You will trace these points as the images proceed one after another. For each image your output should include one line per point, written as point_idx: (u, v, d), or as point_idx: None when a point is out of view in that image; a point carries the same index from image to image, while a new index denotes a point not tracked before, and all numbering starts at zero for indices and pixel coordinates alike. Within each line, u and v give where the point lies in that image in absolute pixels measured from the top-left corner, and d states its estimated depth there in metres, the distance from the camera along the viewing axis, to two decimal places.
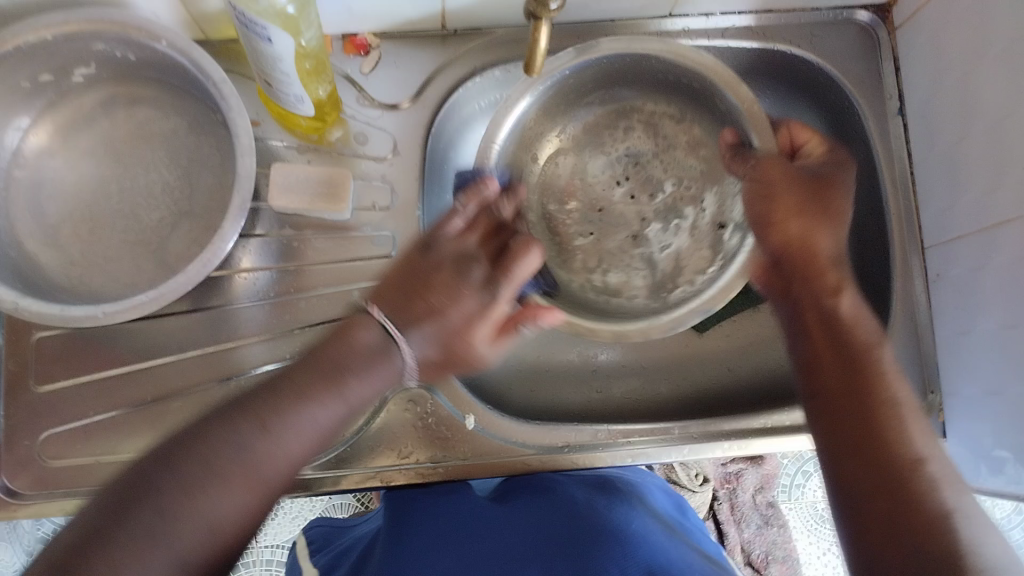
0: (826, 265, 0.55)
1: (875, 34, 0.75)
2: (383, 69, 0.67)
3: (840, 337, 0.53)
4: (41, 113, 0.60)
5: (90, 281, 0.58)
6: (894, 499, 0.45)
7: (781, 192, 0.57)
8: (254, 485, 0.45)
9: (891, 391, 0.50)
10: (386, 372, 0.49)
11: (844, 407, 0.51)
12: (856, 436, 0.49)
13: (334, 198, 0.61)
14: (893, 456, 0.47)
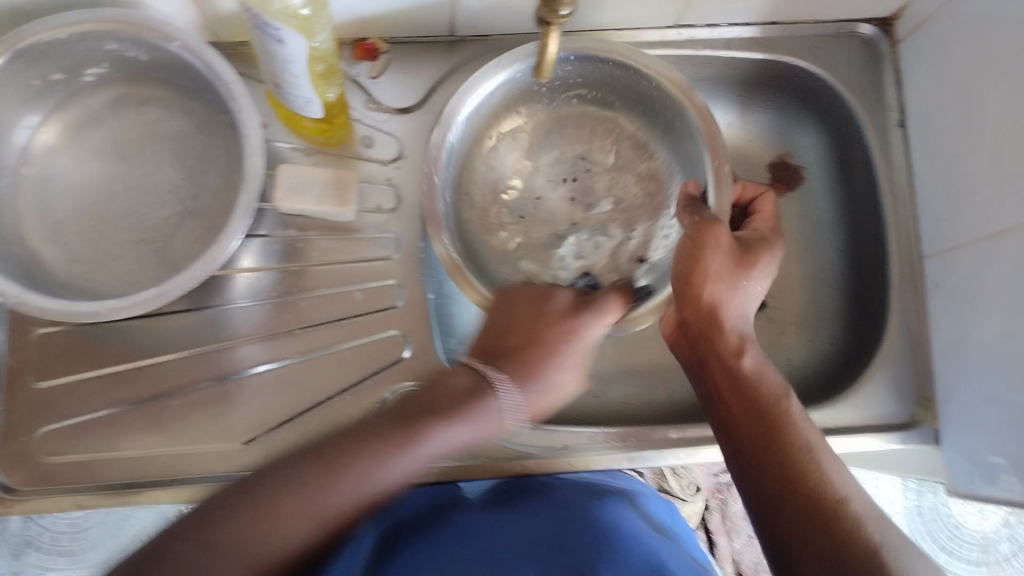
0: (731, 324, 0.57)
1: (877, 48, 0.76)
2: (390, 74, 0.68)
3: (739, 390, 0.53)
4: (50, 112, 0.60)
5: (95, 278, 0.59)
6: (833, 536, 0.46)
7: (710, 249, 0.57)
8: (314, 518, 0.46)
9: (816, 445, 0.51)
10: (486, 412, 0.52)
11: (762, 453, 0.51)
12: (781, 488, 0.49)
13: (339, 200, 0.61)
14: (826, 501, 0.48)
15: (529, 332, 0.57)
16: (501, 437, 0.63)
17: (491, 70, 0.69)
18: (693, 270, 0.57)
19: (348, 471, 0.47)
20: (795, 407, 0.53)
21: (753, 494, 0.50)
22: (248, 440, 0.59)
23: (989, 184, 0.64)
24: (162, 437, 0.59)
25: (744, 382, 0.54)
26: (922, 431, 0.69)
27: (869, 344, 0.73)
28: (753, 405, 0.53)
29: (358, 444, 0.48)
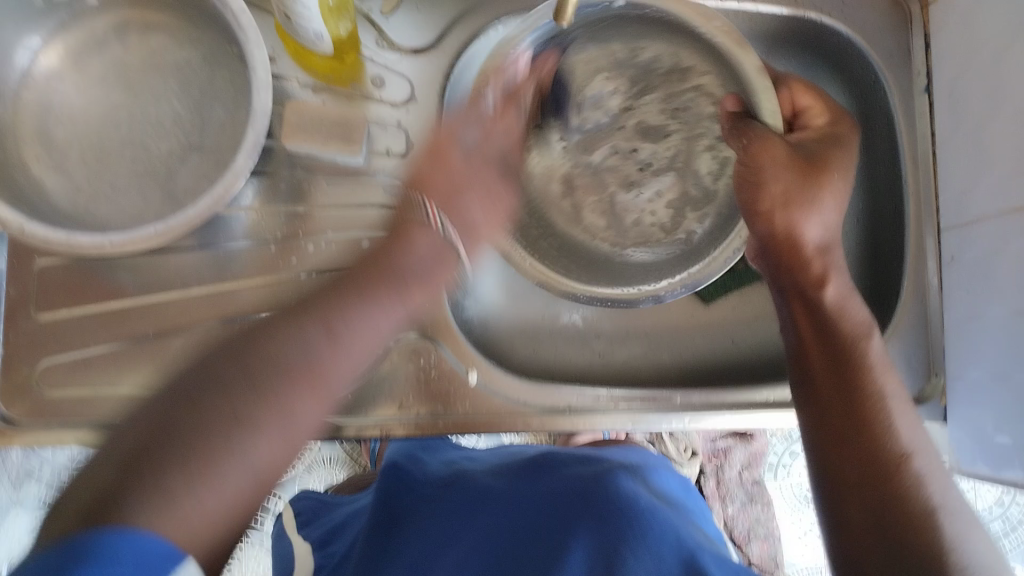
0: (811, 251, 0.55)
1: (906, 8, 0.74)
2: (405, 11, 0.65)
3: (827, 328, 0.53)
4: (52, 34, 0.58)
5: (96, 210, 0.57)
6: (880, 491, 0.48)
7: (772, 166, 0.54)
8: (321, 395, 0.47)
9: (882, 392, 0.51)
10: (429, 243, 0.57)
11: (835, 402, 0.51)
12: (855, 450, 0.50)
13: (348, 142, 0.59)
14: (883, 454, 0.49)
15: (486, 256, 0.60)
16: (504, 395, 0.63)
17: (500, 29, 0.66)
18: (779, 210, 0.54)
19: (305, 379, 0.46)
20: (864, 342, 0.53)
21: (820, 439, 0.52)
22: None
23: (1017, 154, 0.62)
24: (163, 375, 0.59)
25: (835, 315, 0.53)
26: (927, 403, 0.69)
27: (880, 315, 0.73)
28: (838, 332, 0.53)
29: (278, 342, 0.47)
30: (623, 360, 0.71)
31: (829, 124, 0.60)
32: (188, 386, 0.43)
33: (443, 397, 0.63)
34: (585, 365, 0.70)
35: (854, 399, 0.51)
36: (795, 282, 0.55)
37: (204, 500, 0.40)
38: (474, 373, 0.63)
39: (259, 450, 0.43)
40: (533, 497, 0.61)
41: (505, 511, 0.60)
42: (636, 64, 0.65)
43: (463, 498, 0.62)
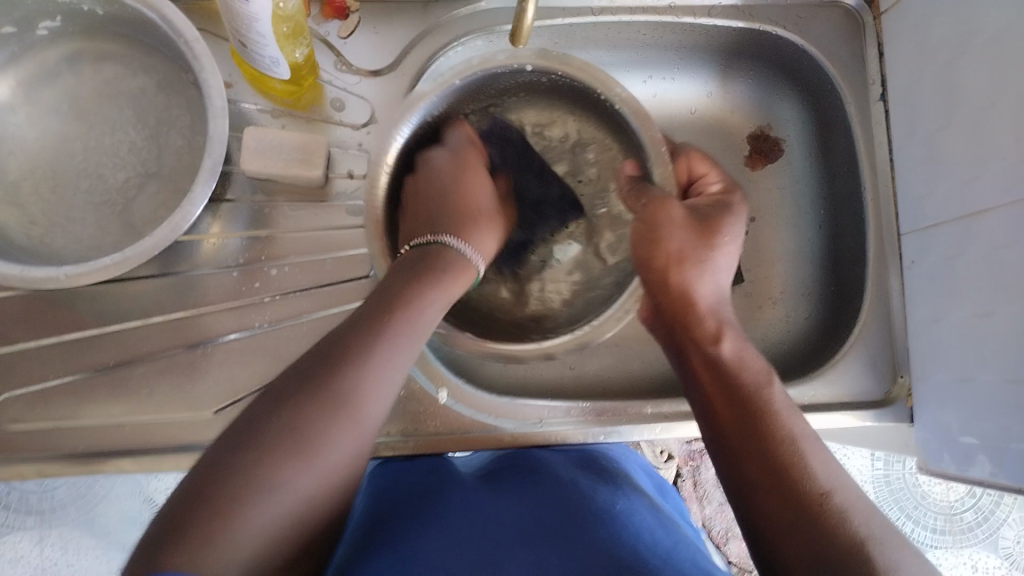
0: (704, 310, 0.57)
1: (860, 19, 0.75)
2: (361, 35, 0.65)
3: (730, 380, 0.53)
4: (3, 66, 0.57)
5: (51, 242, 0.57)
6: (803, 517, 0.45)
7: (664, 226, 0.58)
8: (352, 423, 0.45)
9: (794, 433, 0.50)
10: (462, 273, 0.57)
11: (749, 446, 0.50)
12: (765, 477, 0.47)
13: (309, 164, 0.59)
14: (802, 484, 0.46)
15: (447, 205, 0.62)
16: (476, 410, 0.64)
17: (481, 43, 0.67)
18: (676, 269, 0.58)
19: (372, 355, 0.47)
20: (770, 392, 0.53)
21: (736, 488, 0.49)
22: (218, 410, 0.58)
23: (972, 160, 0.63)
24: (125, 405, 0.58)
25: (733, 367, 0.54)
26: (895, 406, 0.70)
27: (848, 318, 0.74)
28: (741, 384, 0.53)
29: (379, 321, 0.49)
30: (594, 372, 0.71)
31: (723, 187, 0.64)
32: (281, 387, 0.45)
33: (414, 416, 0.63)
34: (556, 379, 0.70)
35: (759, 442, 0.49)
36: (687, 344, 0.57)
37: (295, 482, 0.41)
38: (444, 393, 0.63)
39: (333, 435, 0.43)
40: (511, 502, 0.57)
41: (470, 515, 0.55)
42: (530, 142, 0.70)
43: (426, 488, 0.58)
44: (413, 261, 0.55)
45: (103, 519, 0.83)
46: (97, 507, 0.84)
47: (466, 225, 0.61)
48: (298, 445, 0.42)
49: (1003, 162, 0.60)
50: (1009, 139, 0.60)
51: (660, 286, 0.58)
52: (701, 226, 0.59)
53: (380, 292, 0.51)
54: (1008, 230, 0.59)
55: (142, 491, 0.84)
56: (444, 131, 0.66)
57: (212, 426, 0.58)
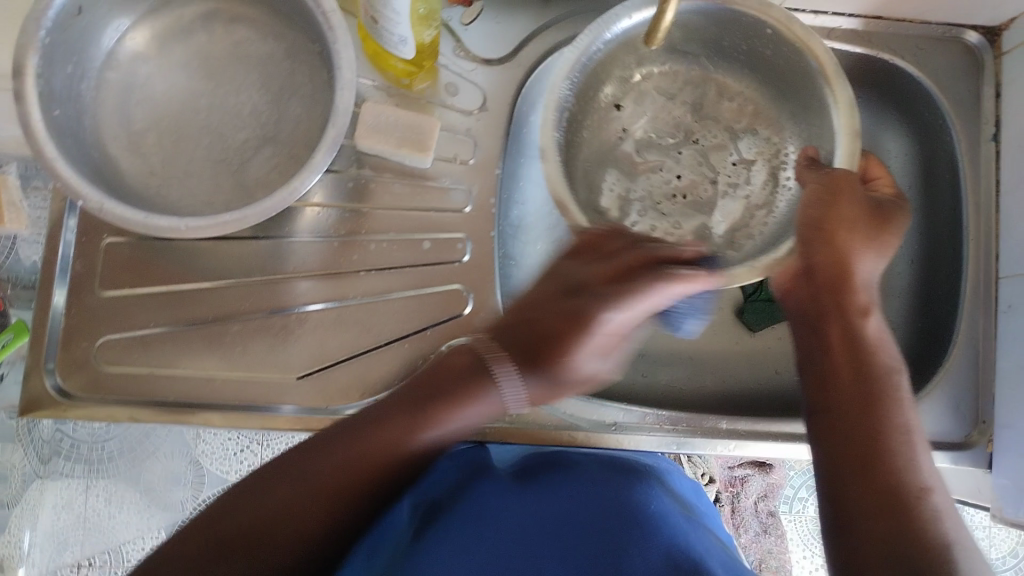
0: (859, 283, 0.56)
1: (980, 57, 0.73)
2: (482, 22, 0.66)
3: (868, 361, 0.53)
4: (141, 18, 0.59)
5: (167, 193, 0.58)
6: (901, 521, 0.45)
7: (841, 213, 0.55)
8: (325, 492, 0.47)
9: (900, 428, 0.50)
10: (494, 401, 0.51)
11: (856, 422, 0.50)
12: (861, 462, 0.49)
13: (419, 145, 0.60)
14: (904, 483, 0.47)
15: (551, 328, 0.51)
16: (551, 406, 0.63)
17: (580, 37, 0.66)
18: (833, 240, 0.55)
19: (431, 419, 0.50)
20: (894, 383, 0.52)
21: (834, 450, 0.50)
22: (303, 375, 0.59)
23: None
24: (217, 359, 0.59)
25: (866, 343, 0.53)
26: (974, 452, 0.68)
27: (931, 359, 0.72)
28: (869, 362, 0.53)
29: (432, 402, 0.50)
30: (666, 382, 0.71)
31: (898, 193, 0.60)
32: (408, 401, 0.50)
33: None
34: (630, 385, 0.70)
35: (871, 425, 0.50)
36: (836, 302, 0.55)
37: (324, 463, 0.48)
38: None
39: (394, 429, 0.49)
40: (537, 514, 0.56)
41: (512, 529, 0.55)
42: (708, 102, 0.69)
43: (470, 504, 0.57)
44: (434, 371, 0.51)
45: (150, 477, 0.83)
46: (144, 464, 0.82)
47: (552, 341, 0.51)
48: (360, 462, 0.48)
49: None
50: None
51: (816, 247, 0.56)
52: (871, 214, 0.56)
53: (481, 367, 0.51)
54: None
55: (188, 454, 0.83)
56: (634, 58, 0.66)
57: (295, 390, 0.59)
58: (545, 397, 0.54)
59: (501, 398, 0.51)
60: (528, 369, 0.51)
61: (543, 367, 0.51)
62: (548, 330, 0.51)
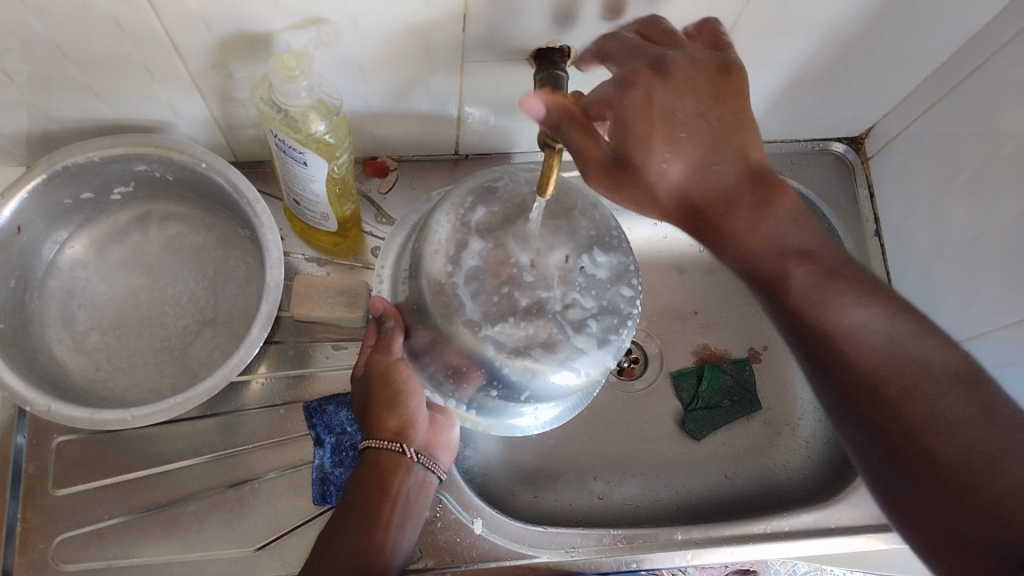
0: (721, 188, 0.52)
1: (850, 164, 0.82)
2: (399, 189, 0.72)
3: (823, 337, 0.54)
4: (78, 228, 0.64)
5: (113, 385, 0.60)
6: (920, 456, 0.49)
7: (638, 120, 0.48)
8: None
9: (892, 379, 0.51)
10: (419, 474, 0.57)
11: (840, 381, 0.54)
12: (866, 418, 0.52)
13: (352, 308, 0.65)
14: (899, 419, 0.50)
15: (379, 394, 0.57)
16: (511, 539, 0.65)
17: None
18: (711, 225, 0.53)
19: (378, 516, 0.54)
20: (847, 344, 0.53)
21: (860, 444, 0.53)
22: (261, 545, 0.60)
23: (966, 287, 0.68)
24: (173, 543, 0.59)
25: (807, 317, 0.54)
26: None
27: None
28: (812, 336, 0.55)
29: (361, 496, 0.55)
30: (622, 500, 0.74)
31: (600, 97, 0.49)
32: (316, 551, 0.53)
33: (450, 547, 0.63)
34: (586, 508, 0.73)
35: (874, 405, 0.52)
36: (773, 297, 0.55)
37: None
38: (479, 521, 0.65)
39: None
40: None
41: None
42: None
43: None
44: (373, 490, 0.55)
45: None
46: None
47: (395, 394, 0.57)
48: None
49: (994, 289, 0.65)
50: (997, 269, 0.65)
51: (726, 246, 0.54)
52: (710, 141, 0.50)
53: (358, 467, 0.56)
54: None
55: None
56: None
57: (255, 563, 0.59)
58: (440, 448, 0.59)
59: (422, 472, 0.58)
60: (433, 455, 0.59)
61: (422, 440, 0.58)
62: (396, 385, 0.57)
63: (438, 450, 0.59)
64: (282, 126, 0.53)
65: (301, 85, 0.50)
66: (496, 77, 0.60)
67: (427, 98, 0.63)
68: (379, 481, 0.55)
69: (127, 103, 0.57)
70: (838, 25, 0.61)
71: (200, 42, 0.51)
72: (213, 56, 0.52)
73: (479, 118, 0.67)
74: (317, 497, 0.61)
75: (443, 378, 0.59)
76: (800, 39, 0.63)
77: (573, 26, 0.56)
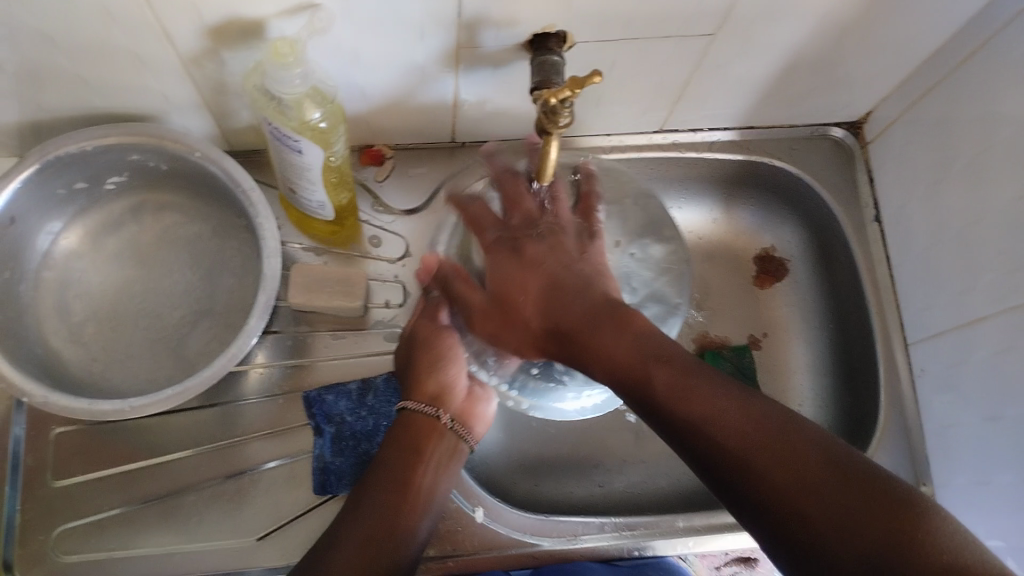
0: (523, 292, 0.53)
1: (850, 149, 0.82)
2: (395, 178, 0.71)
3: (689, 411, 0.45)
4: (73, 219, 0.63)
5: (111, 377, 0.60)
6: (785, 498, 0.41)
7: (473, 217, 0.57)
8: None
9: (717, 425, 0.44)
10: (452, 440, 0.59)
11: (672, 427, 0.46)
12: (707, 466, 0.45)
13: (351, 296, 0.64)
14: (741, 461, 0.43)
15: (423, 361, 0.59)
16: (512, 528, 0.65)
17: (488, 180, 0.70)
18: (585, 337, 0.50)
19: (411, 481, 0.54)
20: (687, 399, 0.45)
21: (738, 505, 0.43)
22: (261, 535, 0.60)
23: (964, 272, 0.68)
24: (173, 534, 0.59)
25: (677, 406, 0.46)
26: None
27: (863, 432, 0.75)
28: (686, 433, 0.45)
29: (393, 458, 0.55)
30: (622, 488, 0.74)
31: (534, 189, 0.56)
32: (346, 509, 0.52)
33: (451, 535, 0.63)
34: (587, 496, 0.73)
35: (745, 479, 0.42)
36: (639, 396, 0.47)
37: None
38: (480, 511, 0.64)
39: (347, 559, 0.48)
40: None
41: None
42: None
43: None
44: (406, 448, 0.56)
45: None
46: None
47: (437, 361, 0.59)
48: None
49: (993, 274, 0.65)
50: (996, 253, 0.64)
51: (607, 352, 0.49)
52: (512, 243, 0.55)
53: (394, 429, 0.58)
54: (1008, 334, 0.63)
55: None
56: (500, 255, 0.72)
57: (255, 553, 0.59)
58: (476, 421, 0.60)
59: (457, 437, 0.59)
60: (468, 424, 0.60)
61: (458, 409, 0.59)
62: (439, 353, 0.59)
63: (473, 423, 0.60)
64: (276, 114, 0.52)
65: (294, 72, 0.49)
66: (491, 63, 0.60)
67: (421, 86, 0.62)
68: (415, 441, 0.57)
69: (120, 92, 0.56)
70: (835, 7, 0.61)
71: (192, 30, 0.50)
72: (205, 43, 0.52)
73: (475, 105, 0.66)
74: (317, 487, 0.61)
75: (484, 357, 0.58)
76: (797, 22, 0.62)
77: (569, 12, 0.55)
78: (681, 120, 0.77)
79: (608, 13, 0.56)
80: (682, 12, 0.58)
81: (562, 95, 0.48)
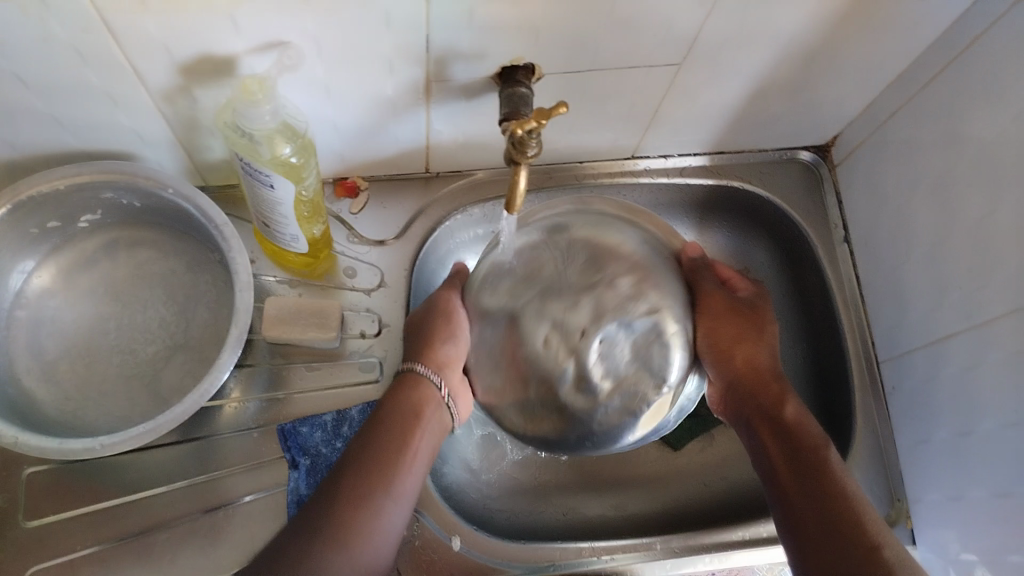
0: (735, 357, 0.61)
1: (817, 171, 0.83)
2: (370, 209, 0.72)
3: (797, 500, 0.54)
4: (45, 257, 0.63)
5: (84, 414, 0.60)
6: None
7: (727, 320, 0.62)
8: None
9: (821, 500, 0.53)
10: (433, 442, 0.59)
11: (784, 491, 0.55)
12: (799, 530, 0.53)
13: (325, 328, 0.65)
14: (824, 533, 0.52)
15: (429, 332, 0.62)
16: (489, 556, 0.64)
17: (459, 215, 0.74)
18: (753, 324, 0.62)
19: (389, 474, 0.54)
20: (788, 467, 0.56)
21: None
22: (237, 571, 0.59)
23: (932, 291, 0.69)
24: (148, 572, 0.59)
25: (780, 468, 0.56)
26: (897, 530, 0.71)
27: (838, 449, 0.75)
28: (785, 498, 0.55)
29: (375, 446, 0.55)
30: (600, 512, 0.74)
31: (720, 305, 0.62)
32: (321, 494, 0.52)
33: (428, 565, 0.63)
34: (564, 521, 0.72)
35: (821, 553, 0.51)
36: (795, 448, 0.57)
37: None
38: (457, 539, 0.64)
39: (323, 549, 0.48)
40: None
41: None
42: None
43: None
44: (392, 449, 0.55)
45: None
46: None
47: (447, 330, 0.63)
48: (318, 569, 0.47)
49: (960, 293, 0.66)
50: (961, 272, 0.66)
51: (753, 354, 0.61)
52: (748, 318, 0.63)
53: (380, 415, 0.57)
54: (976, 350, 0.64)
55: None
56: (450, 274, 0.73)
57: None
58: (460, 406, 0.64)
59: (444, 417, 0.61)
60: (457, 402, 0.63)
61: (454, 381, 0.63)
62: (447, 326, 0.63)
63: (458, 401, 0.63)
64: (247, 150, 0.53)
65: (265, 109, 0.50)
66: (461, 96, 0.61)
67: (395, 119, 0.63)
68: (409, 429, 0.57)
69: (92, 131, 0.57)
70: (795, 38, 0.63)
71: (162, 69, 0.51)
72: (176, 81, 0.52)
73: (448, 136, 0.67)
74: (294, 521, 0.61)
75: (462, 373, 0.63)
76: (759, 51, 0.64)
77: (535, 45, 0.56)
78: (653, 147, 0.78)
79: (574, 46, 0.57)
80: (647, 44, 0.59)
81: (528, 126, 0.50)
